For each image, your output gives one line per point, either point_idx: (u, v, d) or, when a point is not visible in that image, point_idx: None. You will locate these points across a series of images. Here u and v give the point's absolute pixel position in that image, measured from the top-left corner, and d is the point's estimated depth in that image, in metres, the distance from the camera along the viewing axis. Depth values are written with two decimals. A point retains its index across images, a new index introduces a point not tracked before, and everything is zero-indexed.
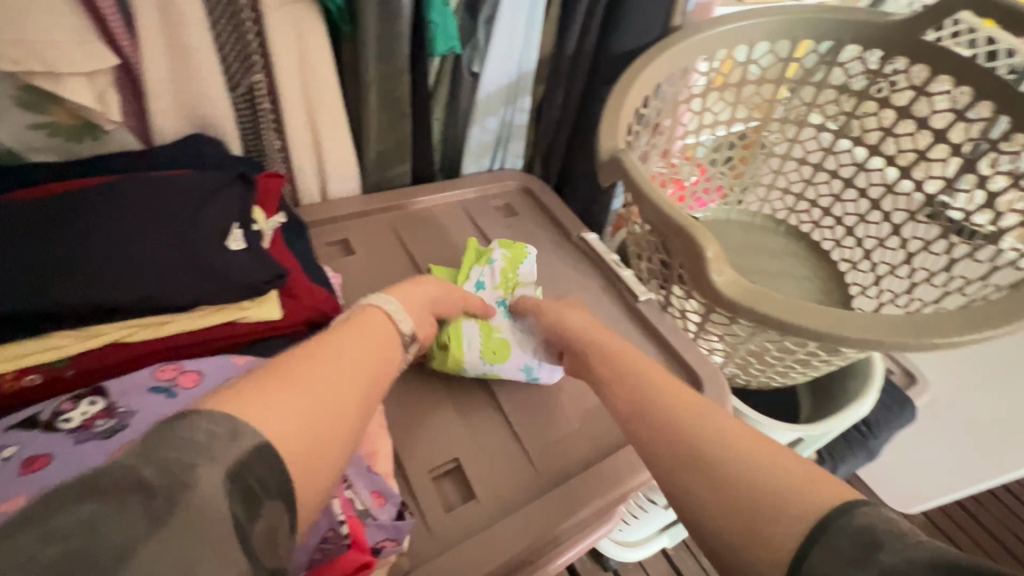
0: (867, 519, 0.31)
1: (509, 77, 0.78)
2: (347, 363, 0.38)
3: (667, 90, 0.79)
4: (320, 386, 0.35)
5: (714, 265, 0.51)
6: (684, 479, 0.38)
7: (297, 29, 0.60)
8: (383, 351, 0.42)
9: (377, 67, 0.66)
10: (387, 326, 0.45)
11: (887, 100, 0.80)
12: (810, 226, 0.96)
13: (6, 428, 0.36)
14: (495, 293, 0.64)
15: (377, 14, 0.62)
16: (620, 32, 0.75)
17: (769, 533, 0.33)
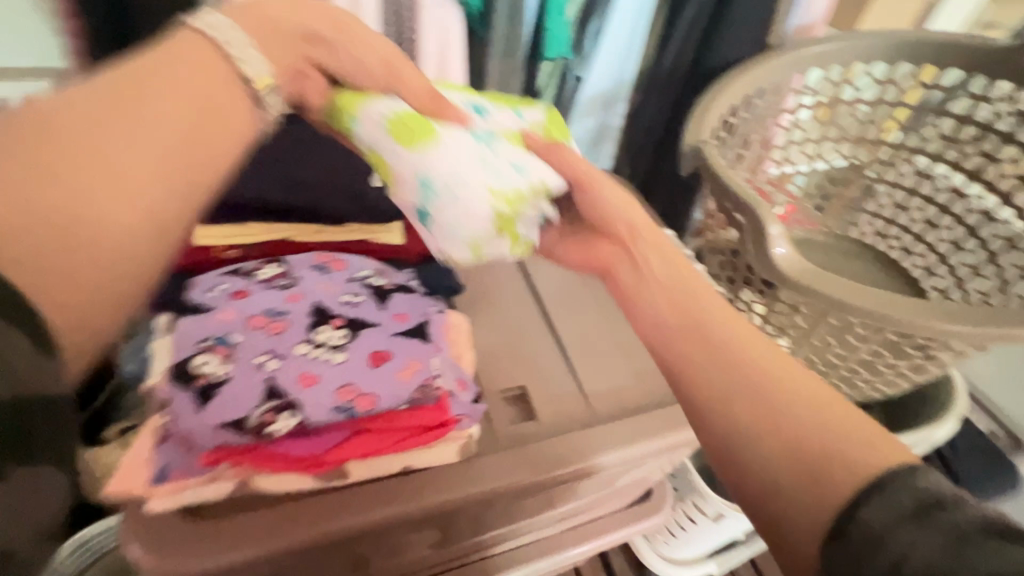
0: (927, 482, 0.34)
1: (609, 84, 0.90)
2: (152, 92, 0.39)
3: (758, 103, 0.84)
4: (121, 112, 0.38)
5: (775, 241, 0.57)
6: (740, 404, 0.41)
7: (443, 27, 0.74)
8: (215, 84, 0.42)
9: (499, 63, 0.79)
10: (207, 57, 0.43)
11: (991, 125, 0.81)
12: (899, 252, 0.95)
13: (220, 272, 0.49)
14: (500, 129, 0.56)
15: (507, 19, 0.74)
16: (717, 46, 0.83)
17: (834, 479, 0.36)
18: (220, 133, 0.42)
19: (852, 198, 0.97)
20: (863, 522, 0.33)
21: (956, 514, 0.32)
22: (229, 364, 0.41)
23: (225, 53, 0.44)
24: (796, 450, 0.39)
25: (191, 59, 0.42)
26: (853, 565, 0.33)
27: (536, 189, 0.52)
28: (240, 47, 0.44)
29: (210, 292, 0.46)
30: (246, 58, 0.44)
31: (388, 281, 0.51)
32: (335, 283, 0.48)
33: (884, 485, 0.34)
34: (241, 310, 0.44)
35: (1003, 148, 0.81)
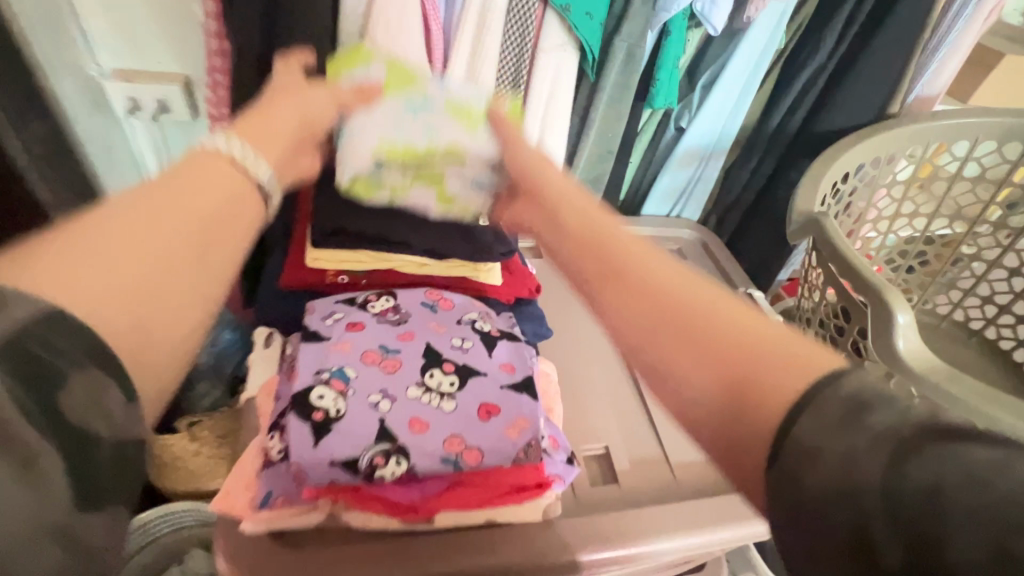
0: (858, 383, 0.29)
1: (712, 137, 0.87)
2: (186, 206, 0.34)
3: (868, 172, 0.80)
4: (146, 232, 0.32)
5: (900, 333, 0.53)
6: (665, 329, 0.36)
7: (557, 72, 0.73)
8: (217, 195, 0.35)
9: (605, 107, 0.78)
10: (225, 177, 0.36)
11: None
12: (1010, 342, 0.90)
13: (335, 299, 0.49)
14: (447, 98, 0.52)
15: (622, 68, 0.74)
16: (832, 111, 0.80)
17: (757, 398, 0.31)
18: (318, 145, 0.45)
19: (959, 278, 0.93)
20: (795, 443, 0.28)
21: (903, 428, 0.26)
22: (345, 399, 0.41)
23: (231, 162, 0.37)
24: (742, 385, 0.32)
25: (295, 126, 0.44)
26: (793, 487, 0.27)
27: (452, 150, 0.51)
28: (235, 154, 0.37)
29: (326, 321, 0.47)
30: (246, 164, 0.37)
31: (493, 327, 0.50)
32: (444, 324, 0.48)
33: (811, 400, 0.29)
34: (357, 345, 0.44)
35: None
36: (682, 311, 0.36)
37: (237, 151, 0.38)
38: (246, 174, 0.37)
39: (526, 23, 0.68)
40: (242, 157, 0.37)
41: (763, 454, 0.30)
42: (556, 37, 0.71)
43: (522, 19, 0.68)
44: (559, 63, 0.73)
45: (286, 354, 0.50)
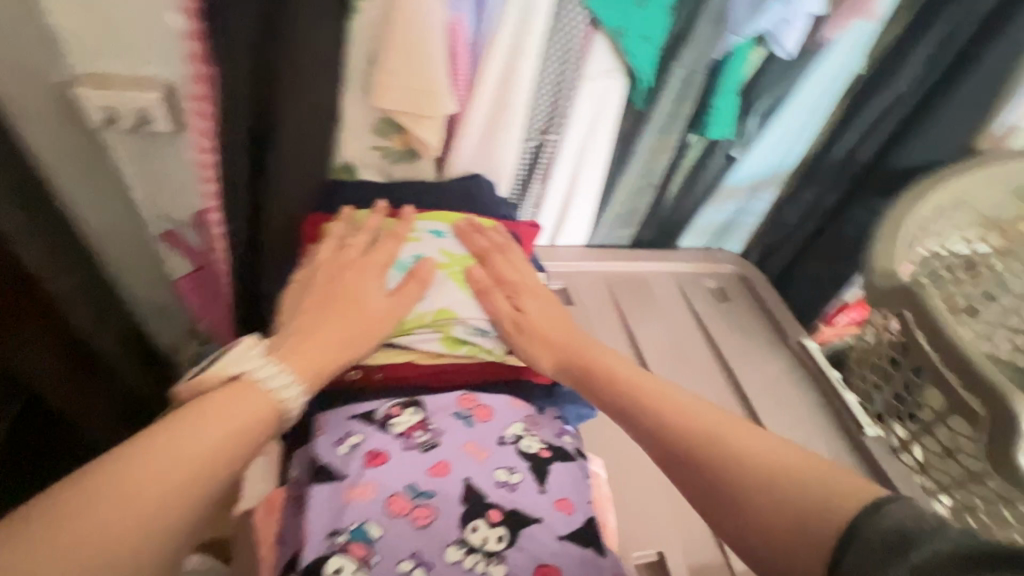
0: (905, 512, 0.30)
1: (766, 168, 0.77)
2: (226, 420, 0.36)
3: (948, 216, 0.70)
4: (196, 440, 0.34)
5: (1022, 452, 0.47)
6: (701, 487, 0.38)
7: (600, 96, 0.64)
8: (238, 408, 0.37)
9: (650, 139, 0.69)
10: (255, 394, 0.38)
11: None
12: None
13: (349, 415, 0.41)
14: (440, 250, 0.53)
15: (675, 98, 0.64)
16: (904, 147, 0.71)
17: (796, 549, 0.33)
18: (367, 325, 0.46)
19: None
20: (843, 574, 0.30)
21: (928, 544, 0.28)
22: (370, 570, 0.33)
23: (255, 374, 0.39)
24: (772, 533, 0.34)
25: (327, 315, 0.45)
26: None
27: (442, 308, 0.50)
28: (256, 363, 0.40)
29: (340, 451, 0.38)
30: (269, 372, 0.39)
31: (543, 443, 0.41)
32: (484, 447, 0.39)
33: (853, 535, 0.31)
34: (381, 489, 0.36)
35: None
36: (697, 467, 0.38)
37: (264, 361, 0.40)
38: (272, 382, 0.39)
39: (570, 48, 0.59)
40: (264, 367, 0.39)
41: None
42: (602, 62, 0.61)
43: (565, 40, 0.58)
44: (602, 92, 0.63)
45: (291, 476, 0.42)
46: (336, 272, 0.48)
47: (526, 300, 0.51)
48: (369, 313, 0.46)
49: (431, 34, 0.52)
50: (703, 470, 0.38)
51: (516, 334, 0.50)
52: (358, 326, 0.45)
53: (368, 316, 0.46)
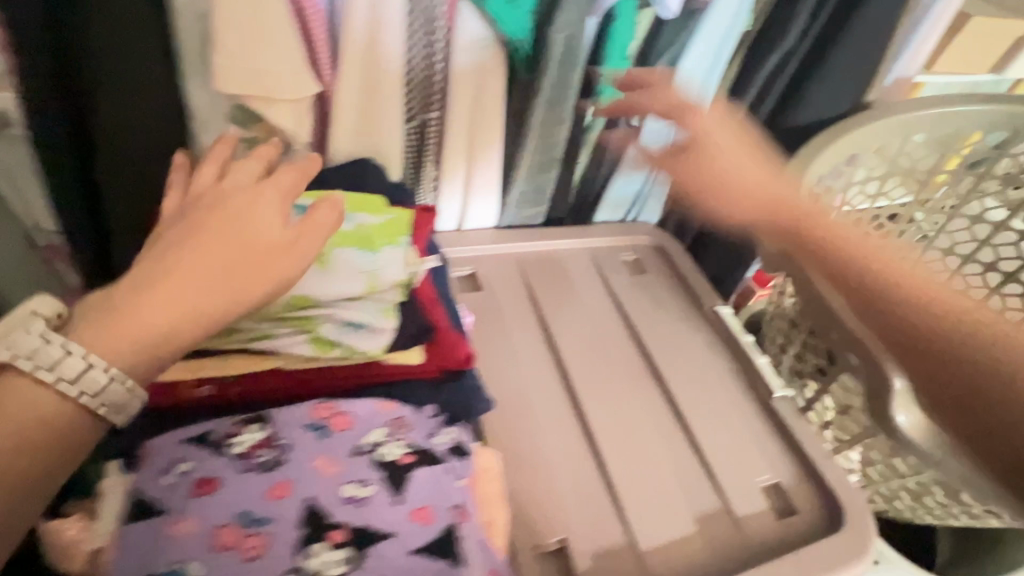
0: None
1: (670, 134, 0.75)
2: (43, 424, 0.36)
3: (845, 171, 0.71)
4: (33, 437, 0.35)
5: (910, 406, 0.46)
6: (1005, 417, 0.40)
7: (479, 67, 0.60)
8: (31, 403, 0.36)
9: (541, 113, 0.65)
10: (37, 388, 0.36)
11: None
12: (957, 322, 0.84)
13: (182, 439, 0.37)
14: None
15: (559, 70, 0.60)
16: (800, 107, 0.70)
17: None
18: (238, 272, 0.39)
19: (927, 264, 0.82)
20: None
21: None
22: None
23: (19, 360, 0.36)
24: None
25: (188, 261, 0.39)
26: None
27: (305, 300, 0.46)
28: (25, 348, 0.36)
29: (166, 479, 0.35)
30: (42, 353, 0.36)
31: (404, 450, 0.38)
32: (332, 462, 0.36)
33: None
34: (203, 521, 0.33)
35: None
36: (992, 402, 0.40)
37: (38, 341, 0.36)
38: (61, 381, 0.36)
39: (432, 17, 0.55)
40: (44, 352, 0.36)
41: None
42: (473, 32, 0.57)
43: (427, 6, 0.54)
44: (480, 64, 0.59)
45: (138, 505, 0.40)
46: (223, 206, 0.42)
47: None
48: (243, 262, 0.40)
49: (266, 9, 0.47)
50: (987, 393, 0.41)
51: None
52: (216, 278, 0.39)
53: (242, 263, 0.40)
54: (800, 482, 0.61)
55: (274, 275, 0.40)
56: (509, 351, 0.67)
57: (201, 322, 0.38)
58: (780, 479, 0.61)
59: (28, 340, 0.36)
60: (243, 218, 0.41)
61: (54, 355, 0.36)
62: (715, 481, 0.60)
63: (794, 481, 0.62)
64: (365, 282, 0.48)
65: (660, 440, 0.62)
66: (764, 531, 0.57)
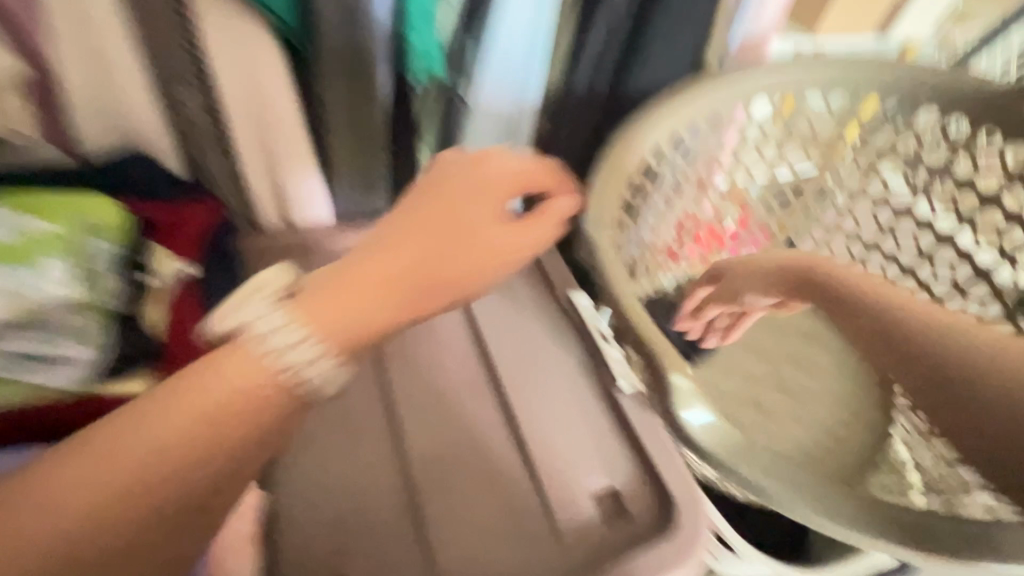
0: None
1: (506, 111, 0.68)
2: (208, 385, 0.38)
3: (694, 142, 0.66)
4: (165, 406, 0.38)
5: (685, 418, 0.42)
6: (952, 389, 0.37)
7: (237, 47, 0.54)
8: (239, 369, 0.38)
9: (340, 85, 0.58)
10: (246, 358, 0.39)
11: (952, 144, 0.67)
12: (829, 290, 0.85)
13: None
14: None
15: (337, 32, 0.53)
16: (632, 71, 0.66)
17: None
18: (465, 251, 0.45)
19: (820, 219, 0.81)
20: None
21: None
22: None
23: (263, 336, 0.39)
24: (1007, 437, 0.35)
25: (394, 266, 0.43)
26: None
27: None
28: (257, 312, 0.40)
29: None
30: (271, 325, 0.40)
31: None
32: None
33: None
34: None
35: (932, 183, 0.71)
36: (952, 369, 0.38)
37: (269, 309, 0.41)
38: (289, 351, 0.39)
39: None
40: (268, 323, 0.40)
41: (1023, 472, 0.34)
42: (214, 2, 0.51)
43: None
44: (233, 38, 0.53)
45: None
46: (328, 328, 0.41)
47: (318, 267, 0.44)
48: (469, 233, 0.46)
49: None
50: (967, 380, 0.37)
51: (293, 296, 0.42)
52: (451, 253, 0.45)
53: (467, 249, 0.45)
54: (634, 481, 0.58)
55: (514, 248, 0.48)
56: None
57: (440, 297, 0.44)
58: (614, 480, 0.58)
59: (253, 310, 0.41)
60: (501, 225, 0.48)
61: (259, 311, 0.40)
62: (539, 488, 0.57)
63: (627, 480, 0.58)
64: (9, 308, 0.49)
65: (490, 447, 0.60)
66: (583, 535, 0.55)
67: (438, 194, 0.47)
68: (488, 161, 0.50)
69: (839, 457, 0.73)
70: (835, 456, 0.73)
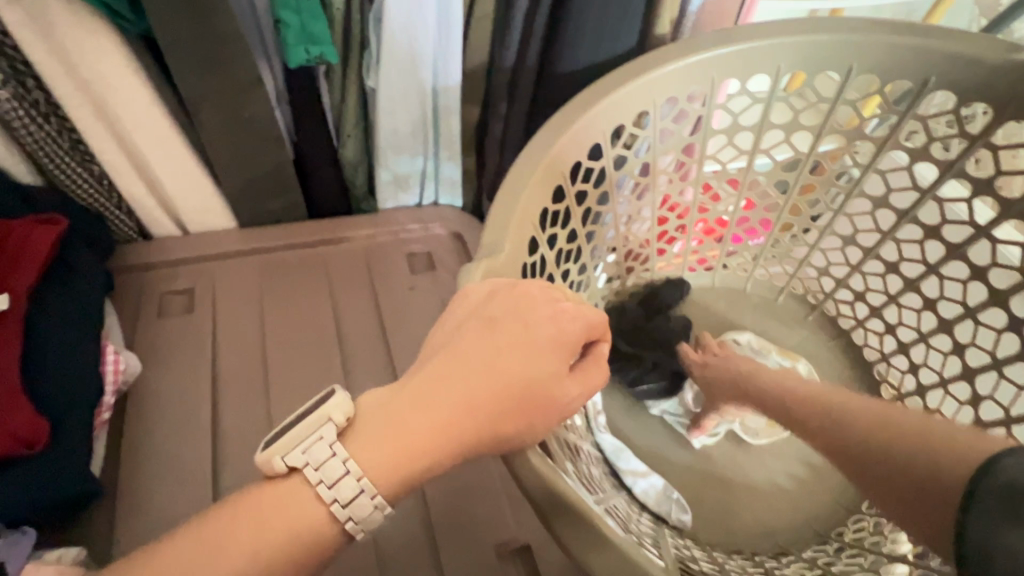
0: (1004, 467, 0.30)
1: (423, 92, 0.58)
2: (263, 525, 0.29)
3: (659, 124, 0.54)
4: (205, 535, 0.29)
5: (558, 522, 0.33)
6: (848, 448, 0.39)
7: (51, 26, 0.42)
8: (298, 512, 0.30)
9: (205, 81, 0.48)
10: (303, 498, 0.30)
11: (970, 135, 0.52)
12: (820, 297, 0.73)
13: None
14: None
15: (180, 17, 0.43)
16: (569, 50, 0.52)
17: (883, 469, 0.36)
18: (523, 412, 0.32)
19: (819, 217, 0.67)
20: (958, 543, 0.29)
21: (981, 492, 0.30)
22: None
23: (321, 489, 0.30)
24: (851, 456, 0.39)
25: (435, 410, 0.31)
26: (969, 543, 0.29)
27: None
28: (320, 459, 0.30)
29: None
30: (334, 477, 0.30)
31: None
32: None
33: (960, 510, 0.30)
34: None
35: (943, 182, 0.56)
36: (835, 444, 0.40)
37: (331, 453, 0.30)
38: (336, 503, 0.30)
39: None
40: (336, 469, 0.30)
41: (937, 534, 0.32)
42: None
43: None
44: (28, 14, 0.41)
45: None
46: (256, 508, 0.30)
47: (372, 419, 0.32)
48: (513, 391, 0.32)
49: None
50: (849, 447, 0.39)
51: (348, 438, 0.32)
52: (507, 410, 0.32)
53: (519, 408, 0.32)
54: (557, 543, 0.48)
55: (554, 405, 0.32)
56: (212, 399, 0.53)
57: (491, 452, 0.32)
58: (529, 538, 0.48)
59: (323, 451, 0.30)
60: (576, 385, 0.34)
61: (325, 455, 0.30)
62: (440, 550, 0.47)
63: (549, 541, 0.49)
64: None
65: None
66: None
67: (513, 324, 0.33)
68: (559, 302, 0.35)
69: (816, 500, 0.64)
70: (813, 497, 0.64)
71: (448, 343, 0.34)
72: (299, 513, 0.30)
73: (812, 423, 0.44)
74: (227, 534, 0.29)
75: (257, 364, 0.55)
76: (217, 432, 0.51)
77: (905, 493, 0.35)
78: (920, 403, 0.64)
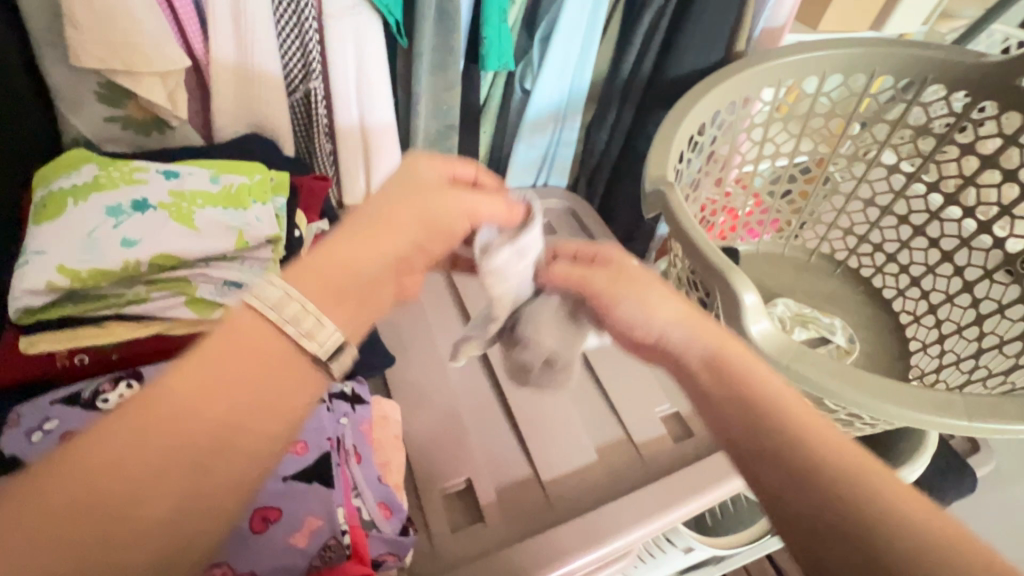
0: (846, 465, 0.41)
1: (561, 95, 0.77)
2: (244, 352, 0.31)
3: (726, 118, 0.74)
4: (247, 370, 0.31)
5: (752, 318, 0.49)
6: (770, 435, 0.35)
7: (357, 36, 0.59)
8: (259, 345, 0.31)
9: (431, 76, 0.65)
10: (267, 333, 0.32)
11: (964, 114, 0.74)
12: (845, 253, 0.93)
13: (52, 401, 0.41)
14: (168, 192, 0.46)
15: (436, 29, 0.62)
16: (678, 58, 0.73)
17: (776, 418, 0.35)
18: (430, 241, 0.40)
19: (841, 183, 0.88)
20: (827, 493, 0.32)
21: (833, 505, 0.32)
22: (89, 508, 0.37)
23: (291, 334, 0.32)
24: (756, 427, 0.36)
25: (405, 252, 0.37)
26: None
27: (64, 277, 0.40)
28: (270, 297, 0.32)
29: (32, 437, 0.39)
30: (276, 298, 0.32)
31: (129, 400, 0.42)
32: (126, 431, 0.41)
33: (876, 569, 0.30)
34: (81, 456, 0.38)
35: (940, 149, 0.79)
36: (789, 478, 0.34)
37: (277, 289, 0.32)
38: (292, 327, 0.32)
39: None
40: (290, 304, 0.32)
41: (834, 536, 0.31)
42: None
43: None
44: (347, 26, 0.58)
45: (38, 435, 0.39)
46: (236, 338, 0.31)
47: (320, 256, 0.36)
48: (439, 227, 0.40)
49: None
50: (762, 420, 0.36)
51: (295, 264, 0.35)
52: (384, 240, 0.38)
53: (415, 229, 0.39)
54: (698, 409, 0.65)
55: (446, 233, 0.41)
56: (422, 323, 0.69)
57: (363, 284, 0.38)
58: (678, 408, 0.66)
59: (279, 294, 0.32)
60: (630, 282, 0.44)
61: (276, 293, 0.32)
62: (618, 415, 0.64)
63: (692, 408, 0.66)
64: (232, 238, 0.45)
65: (570, 379, 0.66)
66: (663, 451, 0.62)
67: (407, 183, 0.40)
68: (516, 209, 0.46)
69: None
70: None
71: (413, 205, 0.39)
72: (251, 342, 0.31)
73: (806, 527, 0.32)
74: (245, 362, 0.30)
75: (447, 296, 0.72)
76: (434, 344, 0.67)
77: (806, 533, 0.32)
78: (917, 319, 0.84)
